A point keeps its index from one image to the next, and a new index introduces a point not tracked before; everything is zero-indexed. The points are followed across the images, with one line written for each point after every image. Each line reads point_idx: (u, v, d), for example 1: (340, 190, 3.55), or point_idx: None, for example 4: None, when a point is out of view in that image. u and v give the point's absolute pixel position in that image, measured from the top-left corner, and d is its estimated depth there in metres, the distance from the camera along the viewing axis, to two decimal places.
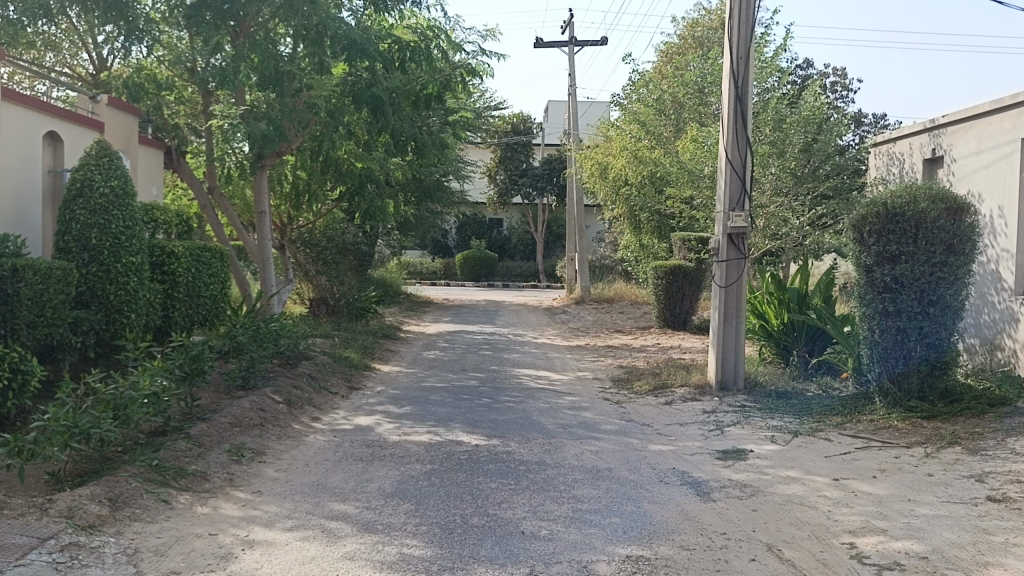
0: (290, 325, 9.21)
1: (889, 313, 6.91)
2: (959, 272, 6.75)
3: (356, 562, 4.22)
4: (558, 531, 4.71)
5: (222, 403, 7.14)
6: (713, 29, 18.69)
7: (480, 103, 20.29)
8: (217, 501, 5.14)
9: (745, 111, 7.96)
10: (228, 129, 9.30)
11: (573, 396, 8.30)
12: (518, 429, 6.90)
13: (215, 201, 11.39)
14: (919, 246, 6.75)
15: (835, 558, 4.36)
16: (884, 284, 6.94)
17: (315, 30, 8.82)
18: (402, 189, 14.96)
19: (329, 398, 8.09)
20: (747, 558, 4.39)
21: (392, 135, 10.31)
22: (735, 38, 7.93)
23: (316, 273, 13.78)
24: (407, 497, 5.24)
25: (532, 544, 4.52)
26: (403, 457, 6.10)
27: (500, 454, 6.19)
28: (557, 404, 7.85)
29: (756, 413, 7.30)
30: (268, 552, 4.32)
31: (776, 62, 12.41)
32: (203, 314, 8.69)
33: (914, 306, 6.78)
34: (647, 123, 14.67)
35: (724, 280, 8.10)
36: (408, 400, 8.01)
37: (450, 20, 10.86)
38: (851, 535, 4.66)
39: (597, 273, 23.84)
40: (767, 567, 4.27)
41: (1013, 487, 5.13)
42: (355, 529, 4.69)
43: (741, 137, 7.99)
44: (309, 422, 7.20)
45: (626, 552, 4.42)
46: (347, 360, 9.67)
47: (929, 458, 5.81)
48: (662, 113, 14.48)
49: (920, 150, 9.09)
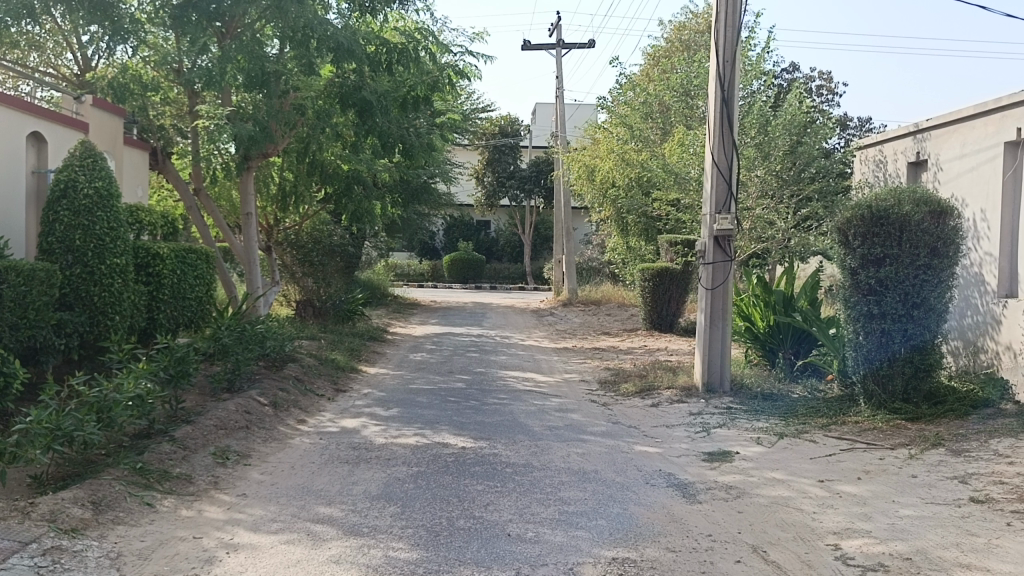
0: (277, 327, 9.16)
1: (874, 315, 6.95)
2: (943, 274, 6.80)
3: (342, 565, 4.20)
4: (544, 534, 4.71)
5: (207, 405, 7.09)
6: (700, 33, 18.74)
7: (468, 104, 20.30)
8: (202, 504, 5.11)
9: (731, 114, 7.98)
10: (214, 130, 9.25)
11: (560, 398, 8.31)
12: (505, 431, 6.90)
13: (201, 202, 11.33)
14: (903, 248, 6.79)
15: (819, 560, 4.38)
16: (869, 286, 6.98)
17: (301, 32, 8.76)
18: (389, 190, 14.92)
19: (315, 400, 8.06)
20: (732, 559, 4.40)
21: (379, 138, 10.27)
22: (721, 41, 7.96)
23: (303, 275, 13.74)
24: (394, 500, 5.22)
25: (519, 547, 4.51)
26: (389, 460, 6.09)
27: (487, 456, 6.18)
28: (544, 407, 7.85)
29: (742, 415, 7.33)
30: (253, 555, 4.31)
31: (762, 65, 12.45)
32: (188, 316, 8.64)
33: (899, 308, 6.82)
34: (633, 127, 14.73)
35: (711, 281, 8.13)
36: (395, 402, 8.00)
37: (438, 23, 10.85)
38: (836, 537, 4.68)
39: (584, 275, 23.89)
40: (752, 568, 4.28)
41: (996, 488, 5.16)
42: (340, 532, 4.67)
43: (727, 141, 8.02)
44: (295, 424, 7.17)
45: (612, 554, 4.43)
46: (333, 362, 9.64)
47: (913, 459, 5.84)
48: (648, 116, 14.53)
49: (905, 154, 9.15)
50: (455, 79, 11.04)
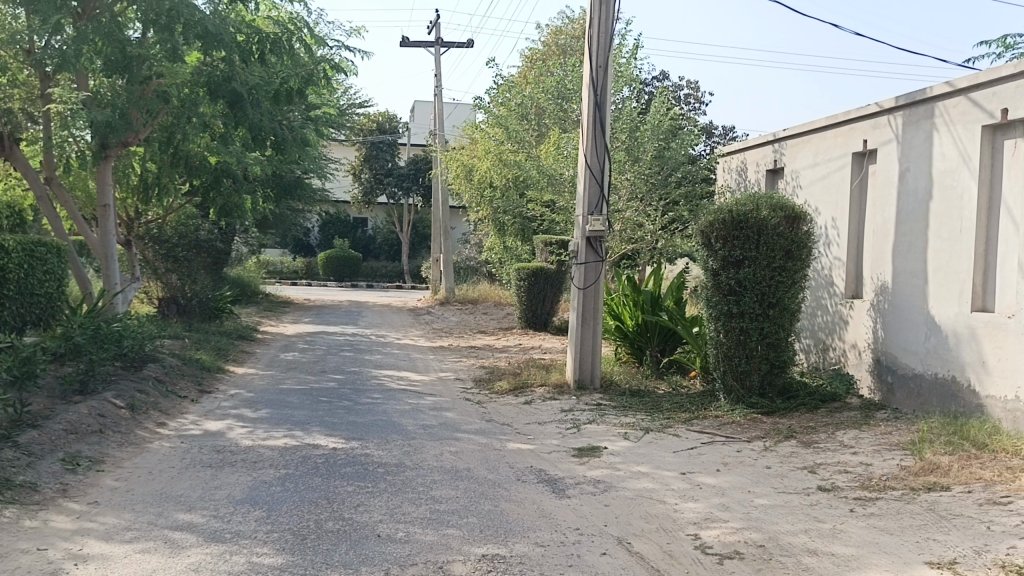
0: (135, 326, 8.68)
1: (734, 314, 7.28)
2: (795, 276, 7.22)
3: (201, 573, 4.03)
4: (415, 533, 4.68)
5: (56, 409, 6.62)
6: (576, 38, 19.18)
7: (345, 99, 19.94)
8: (47, 514, 4.78)
9: (604, 118, 8.18)
10: (68, 116, 8.68)
11: (434, 396, 8.29)
12: (377, 431, 6.82)
13: (52, 192, 10.61)
14: (760, 252, 7.16)
15: (680, 550, 4.55)
16: (729, 287, 7.31)
17: (166, 15, 8.36)
18: (261, 184, 14.46)
19: (177, 402, 7.70)
20: (598, 552, 4.51)
21: (249, 130, 9.92)
22: (594, 46, 8.14)
23: (167, 271, 13.10)
24: (259, 504, 5.06)
25: (387, 547, 4.46)
26: (256, 462, 5.89)
27: (359, 457, 6.08)
28: (418, 405, 7.81)
29: (611, 411, 7.53)
30: (104, 567, 4.07)
31: (632, 71, 12.84)
32: (37, 314, 8.08)
33: (756, 308, 7.18)
34: (510, 128, 14.90)
35: (583, 281, 8.31)
36: (264, 403, 7.75)
37: (312, 15, 10.61)
38: (696, 527, 4.88)
39: (462, 274, 23.96)
40: (617, 560, 4.40)
41: (841, 477, 5.53)
42: (201, 538, 4.48)
43: (599, 144, 8.22)
44: (154, 427, 6.82)
45: (482, 551, 4.45)
46: (198, 362, 9.24)
47: (768, 451, 6.17)
48: (524, 117, 14.73)
49: (764, 161, 9.67)
50: (331, 72, 10.82)
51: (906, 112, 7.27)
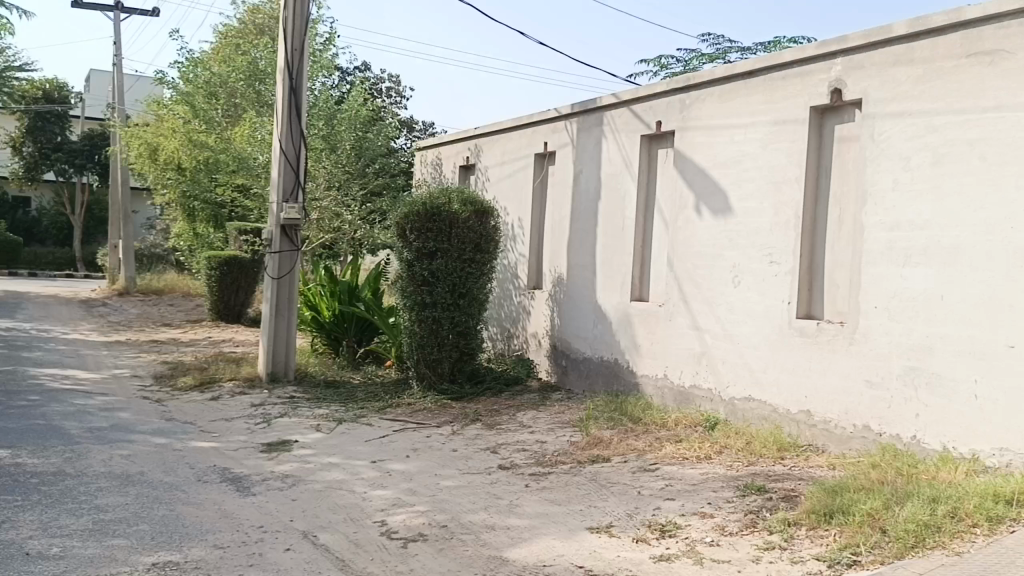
0: None
1: (426, 305, 7.47)
2: (483, 267, 7.63)
3: None
4: (72, 548, 4.21)
5: None
6: (275, 20, 18.55)
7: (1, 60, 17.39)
8: None
9: (299, 103, 7.98)
10: None
11: (105, 396, 7.53)
12: (31, 437, 6.03)
13: None
14: (451, 244, 7.44)
15: (366, 537, 4.58)
16: (422, 278, 7.48)
17: None
18: None
19: None
20: (281, 548, 4.38)
21: None
22: (290, 28, 7.92)
23: None
24: None
25: (36, 567, 3.96)
26: None
27: (5, 468, 5.32)
28: (85, 407, 7.04)
29: (304, 403, 7.38)
30: None
31: (329, 58, 12.75)
32: None
33: (447, 298, 7.45)
34: (198, 107, 14.03)
35: (277, 270, 8.03)
36: None
37: None
38: (383, 513, 4.94)
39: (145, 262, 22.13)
40: (301, 554, 4.31)
41: (518, 455, 5.94)
42: None
43: (294, 130, 8.00)
44: None
45: (151, 560, 4.12)
46: None
47: (455, 435, 6.43)
48: (213, 96, 13.99)
49: (458, 158, 10.04)
50: None
51: (580, 119, 7.98)
